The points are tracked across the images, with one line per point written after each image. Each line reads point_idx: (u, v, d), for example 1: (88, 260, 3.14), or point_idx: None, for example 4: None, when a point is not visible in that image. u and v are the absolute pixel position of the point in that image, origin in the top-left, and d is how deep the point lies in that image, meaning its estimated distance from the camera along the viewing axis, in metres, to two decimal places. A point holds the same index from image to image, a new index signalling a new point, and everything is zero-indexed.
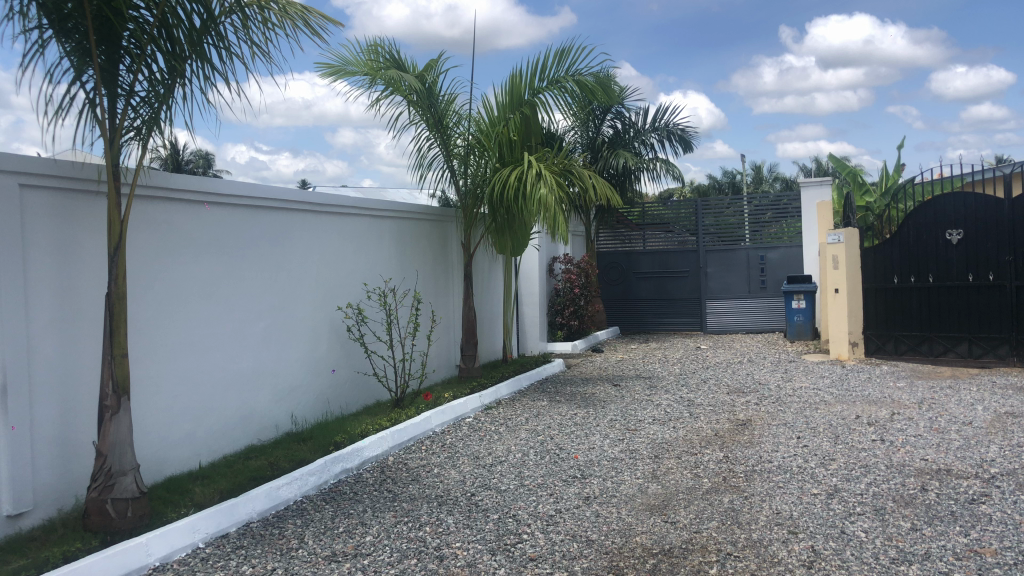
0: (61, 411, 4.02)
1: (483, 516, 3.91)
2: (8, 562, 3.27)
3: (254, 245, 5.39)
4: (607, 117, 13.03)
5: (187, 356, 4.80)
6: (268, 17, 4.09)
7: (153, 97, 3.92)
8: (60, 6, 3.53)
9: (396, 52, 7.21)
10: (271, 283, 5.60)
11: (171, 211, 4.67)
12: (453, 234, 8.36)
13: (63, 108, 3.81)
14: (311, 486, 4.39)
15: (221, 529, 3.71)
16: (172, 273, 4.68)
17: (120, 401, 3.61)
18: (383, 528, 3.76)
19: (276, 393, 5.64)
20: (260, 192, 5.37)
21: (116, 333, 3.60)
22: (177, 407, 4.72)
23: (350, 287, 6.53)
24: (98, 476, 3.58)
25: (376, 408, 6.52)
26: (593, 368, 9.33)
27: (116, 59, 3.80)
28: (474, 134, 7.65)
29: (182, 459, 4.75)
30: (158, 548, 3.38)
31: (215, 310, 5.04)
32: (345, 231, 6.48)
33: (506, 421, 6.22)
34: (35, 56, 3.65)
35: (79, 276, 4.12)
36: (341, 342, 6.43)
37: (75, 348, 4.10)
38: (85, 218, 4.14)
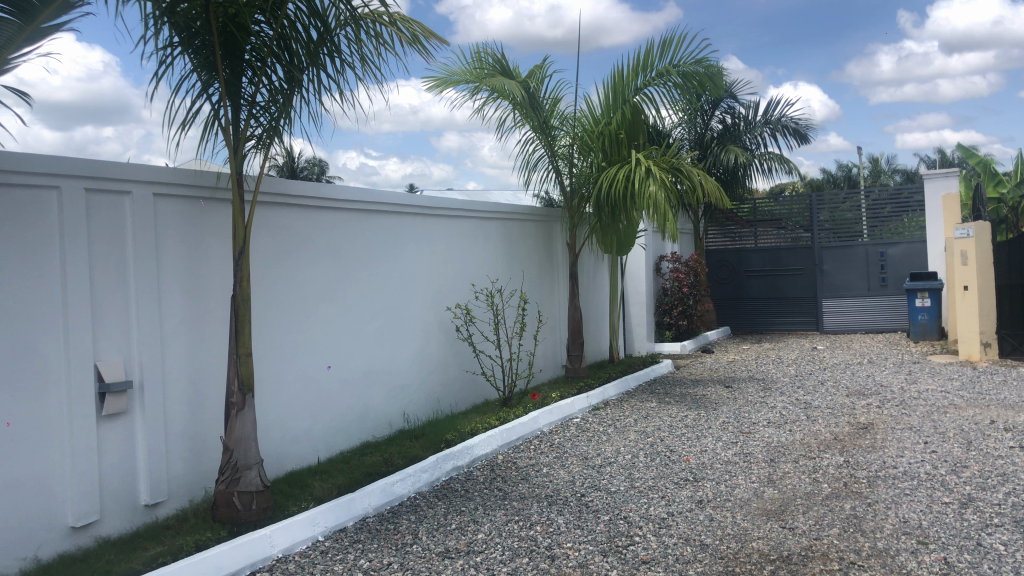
0: (191, 407, 4.25)
1: (594, 517, 3.89)
2: (146, 548, 3.49)
3: (367, 248, 5.55)
4: (716, 111, 12.75)
5: (306, 355, 4.99)
6: (380, 30, 4.20)
7: (272, 107, 4.08)
8: (189, 25, 3.75)
9: (500, 58, 7.27)
10: (384, 284, 5.74)
11: (289, 216, 4.86)
12: (558, 233, 8.37)
13: (190, 120, 4.03)
14: (424, 482, 4.48)
15: (340, 522, 3.84)
16: (291, 275, 4.88)
17: (245, 398, 3.77)
18: (495, 527, 3.80)
19: (389, 391, 5.79)
20: (371, 197, 5.53)
21: (241, 333, 3.77)
22: (296, 404, 4.91)
23: (458, 288, 6.63)
24: (225, 469, 3.75)
25: (485, 407, 6.59)
26: (704, 369, 9.15)
27: (239, 72, 3.98)
28: (580, 135, 7.61)
29: (302, 455, 4.94)
30: (281, 540, 3.52)
31: (331, 311, 5.22)
32: (453, 232, 6.58)
33: (615, 422, 6.17)
34: (165, 72, 3.88)
35: (207, 278, 4.35)
36: (451, 342, 6.54)
37: (203, 347, 4.33)
38: (212, 225, 4.37)
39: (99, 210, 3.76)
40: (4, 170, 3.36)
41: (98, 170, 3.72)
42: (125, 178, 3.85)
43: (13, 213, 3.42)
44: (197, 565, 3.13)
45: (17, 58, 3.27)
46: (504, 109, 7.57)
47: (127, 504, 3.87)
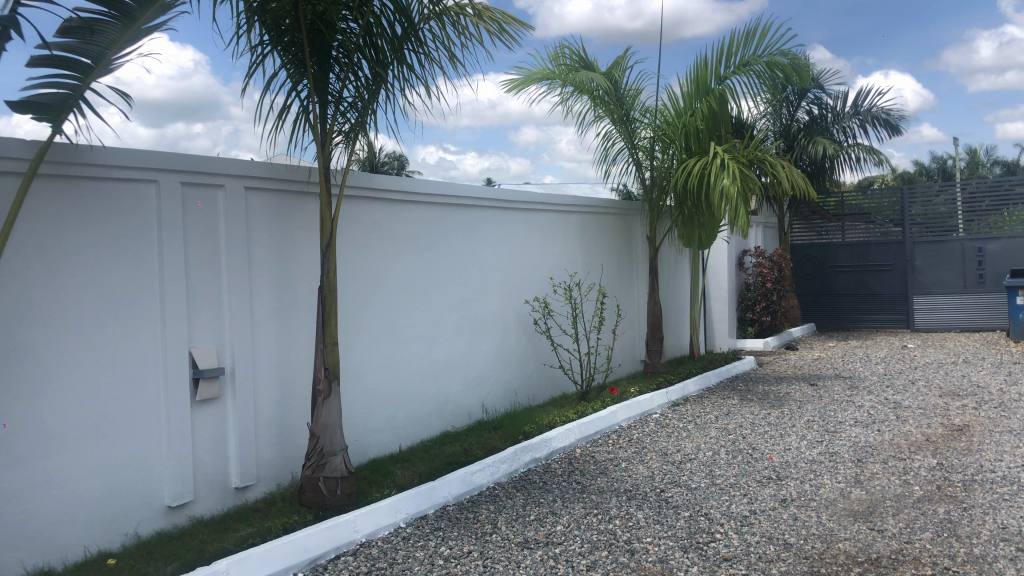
0: (279, 395, 4.38)
1: (674, 513, 3.86)
2: (237, 529, 3.63)
3: (447, 240, 5.62)
4: (803, 103, 12.40)
5: (387, 345, 5.09)
6: (464, 23, 4.23)
7: (358, 104, 4.17)
8: (279, 24, 3.88)
9: (582, 52, 7.23)
10: (463, 277, 5.80)
11: (373, 209, 4.97)
12: (638, 227, 8.30)
13: (279, 116, 4.16)
14: (502, 473, 4.52)
15: (421, 510, 3.91)
16: (374, 267, 4.99)
17: (331, 386, 3.86)
18: (573, 519, 3.81)
19: (468, 383, 5.85)
20: (452, 190, 5.59)
21: (327, 323, 3.86)
22: (379, 393, 5.02)
23: (537, 281, 6.65)
24: (311, 455, 3.86)
25: (563, 401, 6.60)
26: (787, 367, 8.93)
27: (327, 69, 4.09)
28: (661, 125, 7.54)
29: (384, 443, 5.04)
30: (364, 525, 3.61)
31: (413, 303, 5.31)
32: (532, 226, 6.60)
33: (695, 419, 6.09)
34: (257, 69, 4.01)
35: (294, 270, 4.48)
36: (530, 335, 6.56)
37: (291, 337, 4.46)
38: (299, 218, 4.50)
39: (194, 203, 3.91)
40: (107, 164, 3.53)
41: (194, 164, 3.87)
42: (219, 172, 4.00)
43: (116, 205, 3.60)
44: (284, 547, 3.24)
45: (119, 58, 3.40)
46: (584, 103, 7.53)
47: (218, 486, 4.02)
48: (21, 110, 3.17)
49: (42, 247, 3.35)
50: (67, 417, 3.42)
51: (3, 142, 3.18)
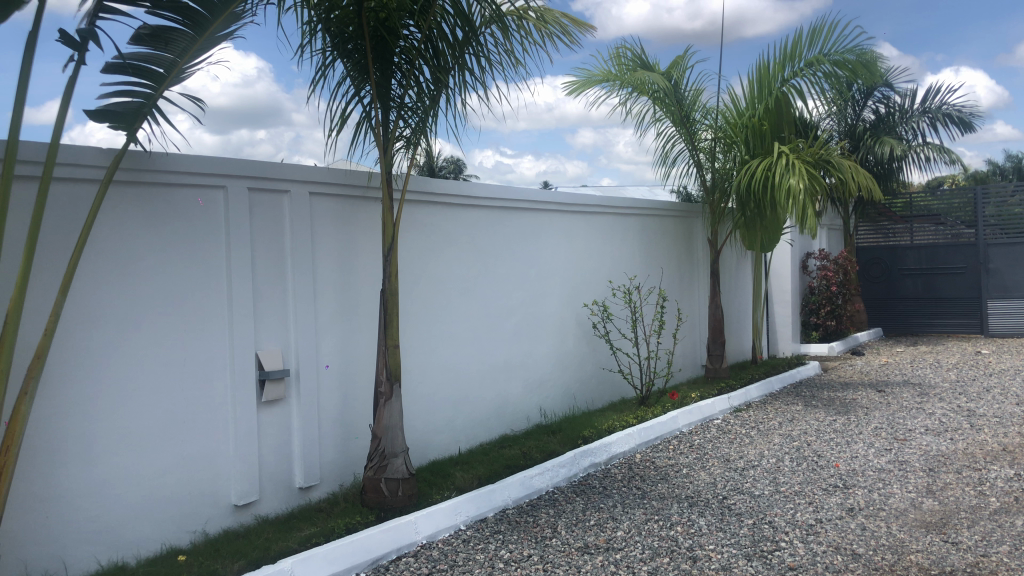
0: (342, 397, 4.45)
1: (737, 521, 3.80)
2: (301, 528, 3.70)
3: (507, 244, 5.64)
4: (869, 101, 12.10)
5: (447, 348, 5.13)
6: (526, 27, 4.23)
7: (420, 108, 4.20)
8: (342, 31, 3.96)
9: (642, 53, 7.18)
10: (523, 280, 5.81)
11: (433, 213, 5.03)
12: (699, 230, 8.19)
13: (343, 123, 4.23)
14: (562, 477, 4.51)
15: (481, 513, 3.93)
16: (434, 270, 5.04)
17: (392, 388, 3.89)
18: (634, 525, 3.78)
19: (527, 386, 5.86)
20: (511, 194, 5.61)
21: (389, 326, 3.90)
22: (438, 396, 5.06)
23: (596, 284, 6.62)
24: (374, 456, 3.90)
25: (622, 405, 6.55)
26: (853, 372, 8.72)
27: (390, 75, 4.14)
28: (723, 127, 7.48)
29: (444, 445, 5.08)
30: (425, 526, 3.64)
31: (472, 306, 5.34)
32: (591, 229, 6.58)
33: (758, 425, 5.99)
34: (321, 76, 4.08)
35: (357, 274, 4.55)
36: (589, 338, 6.54)
37: (354, 340, 4.53)
38: (362, 222, 4.56)
39: (260, 208, 4.01)
40: (177, 171, 3.64)
41: (260, 170, 3.96)
42: (284, 178, 4.08)
43: (186, 210, 3.70)
44: (347, 547, 3.29)
45: (190, 67, 3.51)
46: (644, 105, 7.47)
47: (284, 486, 4.11)
48: (98, 118, 3.28)
49: (116, 252, 3.47)
50: (140, 417, 3.53)
51: (79, 151, 3.31)
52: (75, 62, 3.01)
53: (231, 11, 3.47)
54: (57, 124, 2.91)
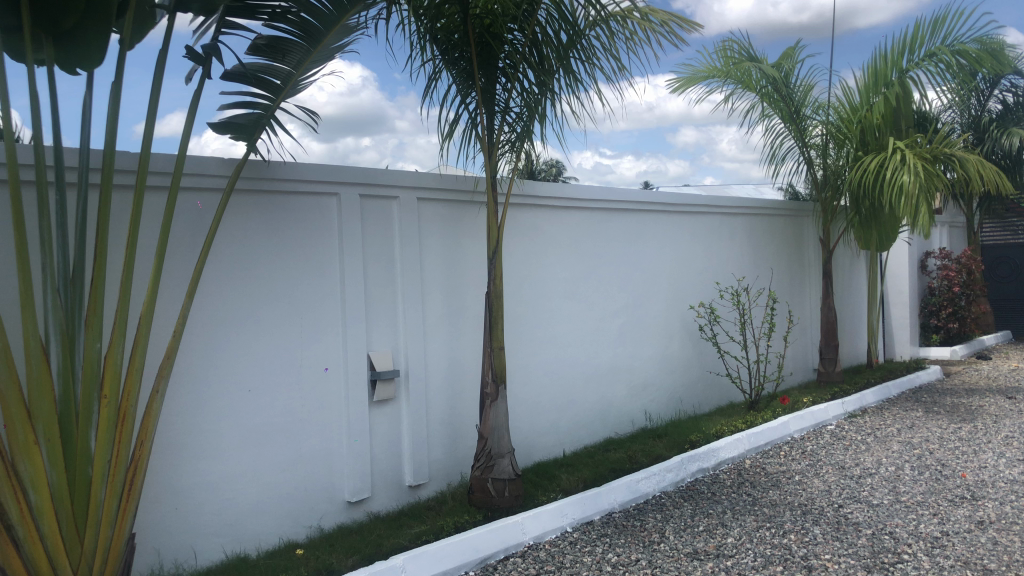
0: (450, 397, 4.53)
1: (855, 531, 3.65)
2: (411, 525, 3.78)
3: (611, 245, 5.62)
4: (995, 91, 11.42)
5: (550, 351, 5.15)
6: (629, 28, 4.21)
7: (525, 113, 4.22)
8: (449, 38, 4.05)
9: (750, 47, 6.96)
10: (626, 282, 5.77)
11: (536, 216, 5.07)
12: (811, 229, 7.93)
13: (449, 130, 4.30)
14: (669, 482, 4.45)
15: (587, 515, 3.92)
16: (537, 273, 5.08)
17: (498, 389, 3.92)
18: (745, 532, 3.69)
19: (632, 389, 5.81)
20: (614, 195, 5.58)
21: (494, 328, 3.93)
22: (542, 398, 5.08)
23: (702, 286, 6.50)
24: (480, 456, 3.95)
25: (730, 410, 6.41)
26: (980, 378, 8.24)
27: (494, 80, 4.19)
28: (835, 122, 7.22)
29: (548, 447, 5.10)
30: (532, 527, 3.66)
31: (575, 308, 5.34)
32: (697, 229, 6.46)
33: (875, 431, 5.74)
34: (429, 85, 4.17)
35: (464, 277, 4.62)
36: (695, 341, 6.42)
37: (461, 341, 4.60)
38: (468, 225, 4.64)
39: (372, 214, 4.13)
40: (292, 179, 3.79)
41: (372, 178, 4.08)
42: (394, 185, 4.19)
43: (301, 216, 3.85)
44: (456, 546, 3.34)
45: (306, 79, 3.65)
46: (752, 101, 7.27)
47: (394, 483, 4.21)
48: (220, 129, 3.46)
49: (237, 257, 3.64)
50: (259, 415, 3.69)
51: (204, 161, 3.49)
52: (200, 75, 3.17)
53: (344, 24, 3.60)
54: (183, 136, 3.07)
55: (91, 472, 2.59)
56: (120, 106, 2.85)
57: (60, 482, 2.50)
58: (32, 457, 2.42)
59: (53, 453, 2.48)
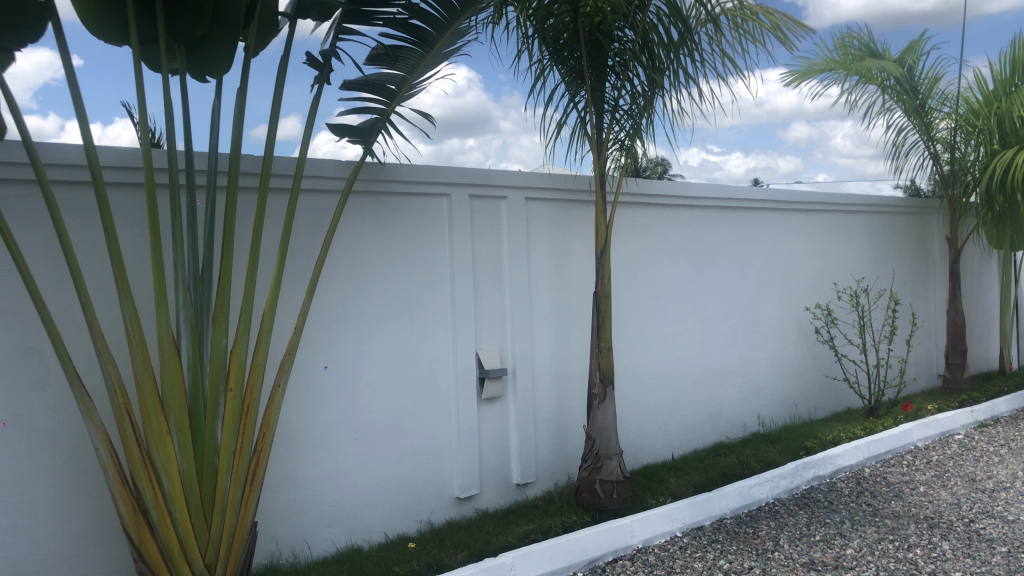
0: (557, 396, 4.52)
1: (988, 548, 3.44)
2: (520, 524, 3.80)
3: (721, 244, 5.49)
4: None
5: (659, 351, 5.08)
6: (741, 24, 4.11)
7: (634, 110, 4.16)
8: (557, 38, 4.06)
9: (870, 39, 6.66)
10: (738, 282, 5.63)
11: (645, 215, 5.01)
12: (936, 227, 7.53)
13: (560, 129, 4.30)
14: (783, 489, 4.31)
15: (697, 520, 3.84)
16: (645, 273, 5.01)
17: (606, 390, 3.88)
18: (866, 543, 3.53)
19: (744, 392, 5.66)
20: (726, 193, 5.45)
21: (602, 327, 3.88)
22: (651, 399, 5.02)
23: (818, 287, 6.26)
24: (588, 457, 3.92)
25: (848, 416, 6.15)
26: None
27: (604, 78, 4.16)
28: (964, 114, 6.83)
29: (657, 449, 5.03)
30: (641, 530, 3.62)
31: (685, 308, 5.24)
32: (813, 228, 6.24)
33: (1009, 442, 5.39)
34: (538, 85, 4.19)
35: (572, 276, 4.61)
36: (810, 344, 6.20)
37: (568, 340, 4.59)
38: (576, 224, 4.63)
39: (481, 214, 4.18)
40: (405, 180, 3.88)
41: (481, 178, 4.13)
42: (504, 185, 4.23)
43: (412, 217, 3.94)
44: (565, 546, 3.34)
45: (419, 84, 3.71)
46: (872, 94, 6.95)
47: (502, 481, 4.24)
48: (339, 133, 3.58)
49: (353, 258, 3.75)
50: (372, 411, 3.79)
51: (323, 164, 3.61)
52: (318, 82, 3.29)
53: (456, 28, 3.65)
54: (304, 140, 3.18)
55: (218, 461, 2.71)
56: (245, 112, 2.98)
57: (190, 468, 2.63)
58: (166, 446, 2.56)
59: (184, 442, 2.61)
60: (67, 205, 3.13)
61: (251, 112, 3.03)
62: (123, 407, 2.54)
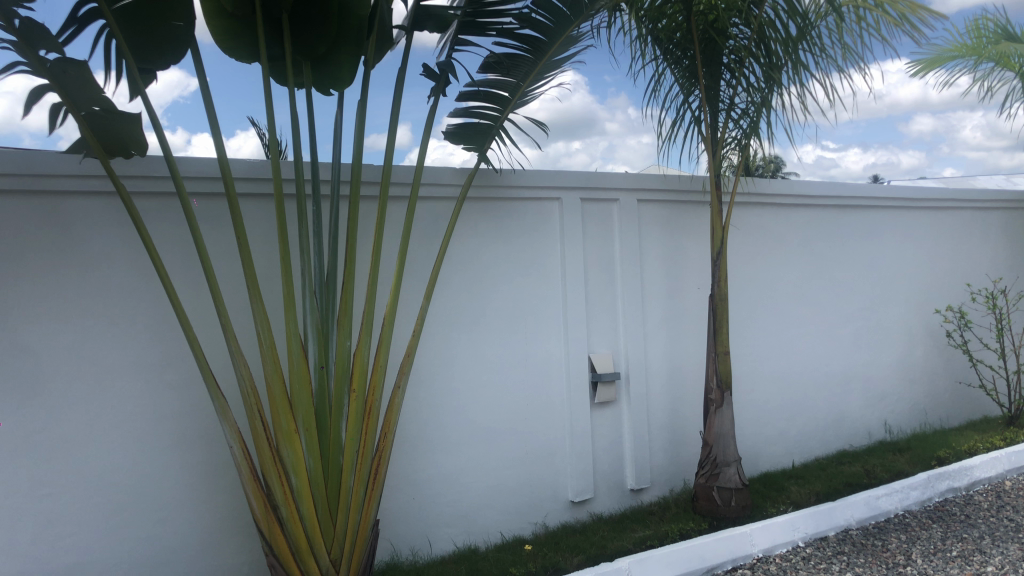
0: (671, 400, 4.45)
1: None
2: (635, 529, 3.77)
3: (844, 244, 5.28)
4: None
5: (778, 356, 4.93)
6: (862, 17, 3.94)
7: (750, 109, 4.04)
8: (671, 36, 4.00)
9: (1007, 22, 6.27)
10: (862, 283, 5.39)
11: (761, 216, 4.88)
12: None
13: (674, 129, 4.24)
14: (913, 500, 4.09)
15: (821, 531, 3.70)
16: (762, 276, 4.88)
17: (723, 395, 3.79)
18: (1008, 561, 3.31)
19: (869, 398, 5.41)
20: (847, 191, 5.24)
21: (719, 331, 3.79)
22: (769, 405, 4.88)
23: (950, 288, 5.93)
24: (705, 463, 3.84)
25: (984, 425, 5.79)
26: None
27: (718, 77, 4.08)
28: None
29: (776, 456, 4.88)
30: (761, 539, 3.51)
31: (805, 311, 5.07)
32: (944, 226, 5.91)
33: None
34: (651, 85, 4.14)
35: (687, 279, 4.53)
36: (941, 348, 5.87)
37: (683, 344, 4.51)
38: (691, 226, 4.55)
39: (593, 217, 4.18)
40: (518, 185, 3.91)
41: (593, 181, 4.12)
42: (615, 187, 4.20)
43: (525, 221, 3.97)
44: (683, 553, 3.28)
45: (533, 91, 3.73)
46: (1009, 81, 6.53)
47: (616, 486, 4.21)
48: (453, 142, 3.66)
49: (467, 262, 3.81)
50: (487, 414, 3.84)
51: (438, 171, 3.69)
52: (435, 92, 3.36)
53: (570, 35, 3.65)
54: (421, 148, 3.26)
55: (342, 460, 2.81)
56: (365, 123, 3.08)
57: (316, 466, 2.73)
58: (294, 444, 2.67)
59: (310, 441, 2.71)
60: (202, 215, 3.31)
61: (370, 123, 3.13)
62: (255, 407, 2.67)
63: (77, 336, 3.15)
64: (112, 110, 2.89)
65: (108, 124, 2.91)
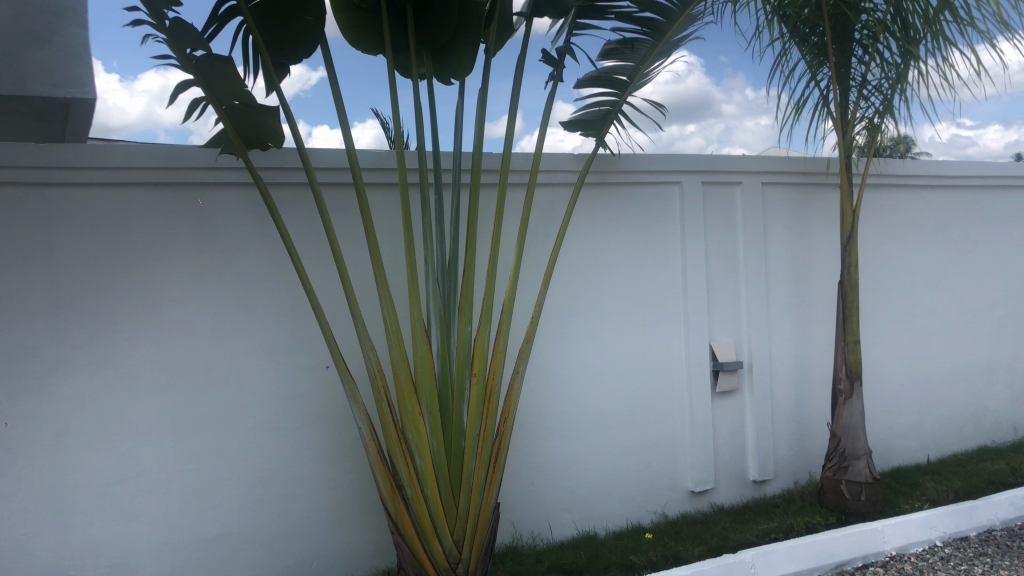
0: (796, 390, 4.31)
1: None
2: (758, 521, 3.68)
3: (986, 226, 4.95)
4: None
5: (912, 345, 4.69)
6: None
7: (884, 85, 3.84)
8: (799, 14, 3.85)
9: None
10: (1008, 268, 5.04)
11: (894, 198, 4.65)
12: None
13: (800, 108, 4.07)
14: None
15: (960, 530, 3.50)
16: (895, 261, 4.64)
17: (853, 385, 3.64)
18: None
19: (1015, 391, 5.07)
20: (991, 170, 4.91)
21: (848, 319, 3.64)
22: (902, 396, 4.65)
23: None
24: (833, 456, 3.70)
25: None
26: None
27: (849, 53, 3.89)
28: None
29: (910, 450, 4.65)
30: (894, 537, 3.36)
31: (943, 298, 4.79)
32: None
33: None
34: (778, 65, 3.98)
35: (814, 264, 4.36)
36: None
37: (810, 332, 4.35)
38: (818, 209, 4.37)
39: (715, 201, 4.08)
40: (637, 171, 3.87)
41: (714, 164, 4.03)
42: (738, 170, 4.09)
43: (644, 207, 3.93)
44: (809, 547, 3.18)
45: (651, 72, 3.66)
46: None
47: (738, 476, 4.12)
48: (571, 128, 3.66)
49: (586, 248, 3.80)
50: (605, 400, 3.83)
51: (556, 157, 3.70)
52: (554, 78, 3.35)
53: (690, 14, 3.50)
54: (540, 135, 3.27)
55: (464, 443, 2.85)
56: (486, 112, 3.11)
57: (439, 448, 2.79)
58: (418, 426, 2.74)
59: (433, 424, 2.78)
60: (330, 205, 3.44)
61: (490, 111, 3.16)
62: (381, 389, 2.76)
63: (217, 321, 3.34)
64: (250, 104, 3.00)
65: (246, 117, 3.03)
